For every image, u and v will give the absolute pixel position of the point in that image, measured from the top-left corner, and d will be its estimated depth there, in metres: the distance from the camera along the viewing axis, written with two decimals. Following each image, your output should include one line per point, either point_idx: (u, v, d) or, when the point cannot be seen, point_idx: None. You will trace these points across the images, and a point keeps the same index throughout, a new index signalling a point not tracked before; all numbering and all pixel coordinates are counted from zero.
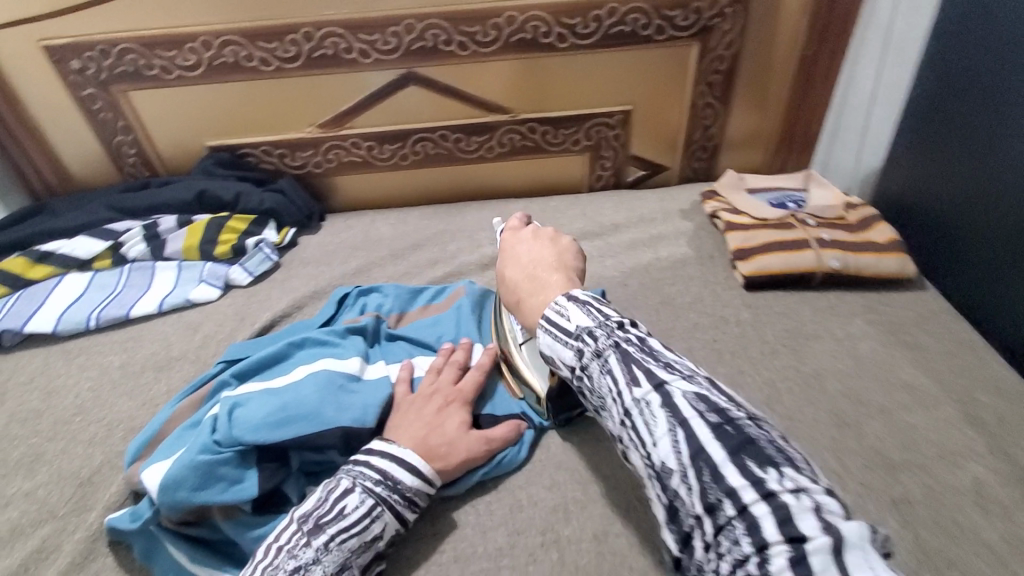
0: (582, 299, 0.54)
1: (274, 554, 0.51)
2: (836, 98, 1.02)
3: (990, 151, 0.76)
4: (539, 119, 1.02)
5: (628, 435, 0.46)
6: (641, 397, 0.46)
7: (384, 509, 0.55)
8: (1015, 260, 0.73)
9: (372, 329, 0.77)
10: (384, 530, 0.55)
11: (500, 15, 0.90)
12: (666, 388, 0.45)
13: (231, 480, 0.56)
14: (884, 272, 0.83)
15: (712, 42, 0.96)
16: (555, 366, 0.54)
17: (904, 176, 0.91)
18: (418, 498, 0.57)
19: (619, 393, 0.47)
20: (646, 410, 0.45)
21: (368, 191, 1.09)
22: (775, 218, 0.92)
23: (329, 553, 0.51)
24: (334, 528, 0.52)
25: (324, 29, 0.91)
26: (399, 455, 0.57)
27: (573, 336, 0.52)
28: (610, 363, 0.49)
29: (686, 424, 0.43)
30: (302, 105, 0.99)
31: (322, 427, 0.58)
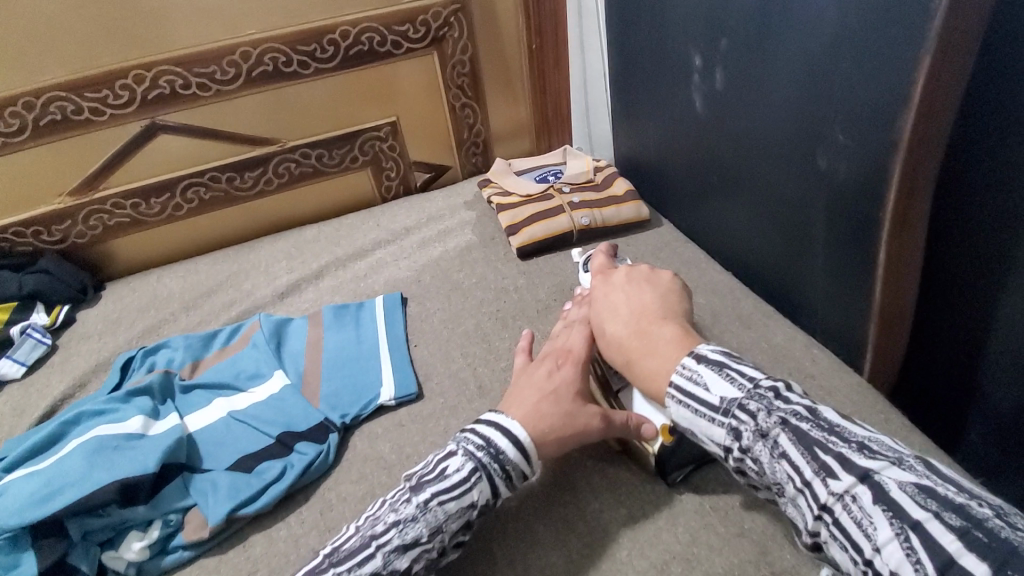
0: (720, 366, 0.53)
1: (381, 507, 0.55)
2: (575, 78, 1.19)
3: (681, 110, 0.86)
4: (309, 144, 1.05)
5: (831, 533, 0.43)
6: (842, 491, 0.43)
7: (481, 477, 0.55)
8: (728, 192, 0.83)
9: (160, 386, 0.76)
10: (480, 497, 0.55)
11: (234, 52, 0.92)
12: (874, 479, 0.42)
13: (5, 567, 0.56)
14: (624, 219, 0.97)
15: (448, 48, 1.05)
16: (709, 446, 0.52)
17: (632, 138, 1.03)
18: (515, 472, 0.56)
19: (804, 480, 0.45)
20: (854, 506, 0.42)
21: (151, 250, 1.06)
22: (538, 191, 1.04)
23: (428, 512, 0.53)
24: (434, 487, 0.54)
25: (45, 95, 0.87)
26: (508, 426, 0.58)
27: (722, 412, 0.51)
28: (781, 444, 0.47)
29: (917, 526, 0.39)
30: (44, 177, 0.93)
31: (95, 486, 0.60)
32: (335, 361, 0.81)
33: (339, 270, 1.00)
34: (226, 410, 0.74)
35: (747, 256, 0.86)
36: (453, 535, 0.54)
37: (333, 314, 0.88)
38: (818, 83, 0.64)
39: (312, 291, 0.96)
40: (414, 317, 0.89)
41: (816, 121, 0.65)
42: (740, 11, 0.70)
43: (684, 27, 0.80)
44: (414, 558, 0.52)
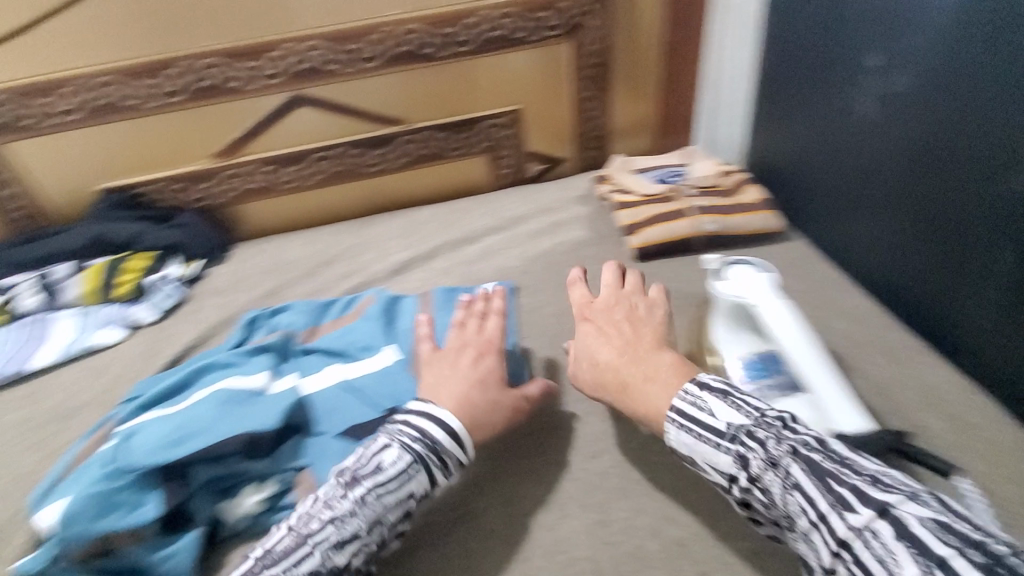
0: (723, 395, 0.51)
1: (313, 504, 0.53)
2: (711, 77, 1.11)
3: (826, 115, 0.83)
4: (434, 126, 1.06)
5: (851, 573, 0.39)
6: (862, 526, 0.39)
7: (420, 467, 0.56)
8: (867, 207, 0.79)
9: (280, 346, 0.79)
10: (417, 488, 0.56)
11: (378, 31, 0.95)
12: (892, 514, 0.38)
13: (131, 505, 0.58)
14: (754, 226, 0.91)
15: (584, 39, 1.03)
16: (712, 477, 0.49)
17: (768, 140, 0.99)
18: (451, 459, 0.58)
19: (817, 512, 0.41)
20: (875, 543, 0.38)
21: (276, 217, 1.11)
22: (658, 193, 0.99)
23: (365, 507, 0.53)
24: (371, 481, 0.54)
25: (206, 61, 0.92)
26: (431, 414, 0.59)
27: (728, 439, 0.48)
28: (793, 474, 0.43)
29: (945, 565, 0.35)
30: (193, 138, 0.99)
31: (223, 434, 0.62)
32: (444, 343, 0.80)
33: (449, 253, 1.00)
34: (339, 377, 0.75)
35: (878, 275, 0.80)
36: (394, 524, 0.54)
37: (443, 297, 0.88)
38: (983, 90, 0.60)
39: (422, 271, 0.97)
40: (523, 308, 0.87)
41: (979, 132, 0.61)
42: (909, 12, 0.67)
43: (844, 28, 0.77)
44: (355, 548, 0.52)
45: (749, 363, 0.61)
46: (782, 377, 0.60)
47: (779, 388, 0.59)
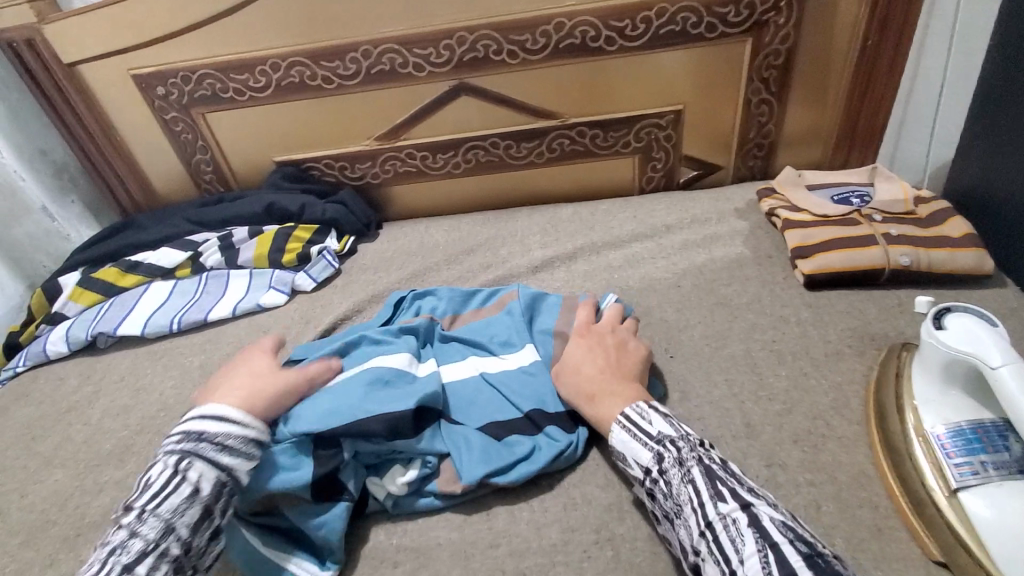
0: (644, 412, 0.60)
1: (143, 520, 0.51)
2: (903, 87, 0.96)
3: None
4: (588, 123, 1.03)
5: (710, 549, 0.49)
6: (727, 513, 0.50)
7: (191, 462, 0.54)
8: None
9: (424, 330, 0.79)
10: (203, 482, 0.54)
11: (550, 22, 0.93)
12: (753, 510, 0.49)
13: (288, 467, 0.60)
14: (960, 267, 0.79)
15: (766, 37, 0.94)
16: (630, 469, 0.58)
17: (976, 168, 0.85)
18: (231, 441, 0.56)
19: (701, 504, 0.51)
20: (732, 527, 0.49)
21: (424, 201, 1.14)
22: (838, 214, 0.88)
23: (147, 520, 0.51)
24: (148, 496, 0.53)
25: (382, 46, 0.95)
26: (228, 414, 0.57)
27: (654, 440, 0.57)
28: (693, 473, 0.53)
29: (776, 545, 0.47)
30: (360, 120, 1.04)
31: (381, 408, 0.63)
32: None
33: (593, 255, 0.96)
34: (480, 371, 0.74)
35: None
36: (193, 527, 0.53)
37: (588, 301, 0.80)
38: None
39: (564, 271, 0.94)
40: (672, 324, 0.81)
41: None
42: None
43: None
44: (162, 555, 0.51)
45: (960, 435, 0.56)
46: (1009, 455, 0.54)
47: (1004, 469, 0.53)
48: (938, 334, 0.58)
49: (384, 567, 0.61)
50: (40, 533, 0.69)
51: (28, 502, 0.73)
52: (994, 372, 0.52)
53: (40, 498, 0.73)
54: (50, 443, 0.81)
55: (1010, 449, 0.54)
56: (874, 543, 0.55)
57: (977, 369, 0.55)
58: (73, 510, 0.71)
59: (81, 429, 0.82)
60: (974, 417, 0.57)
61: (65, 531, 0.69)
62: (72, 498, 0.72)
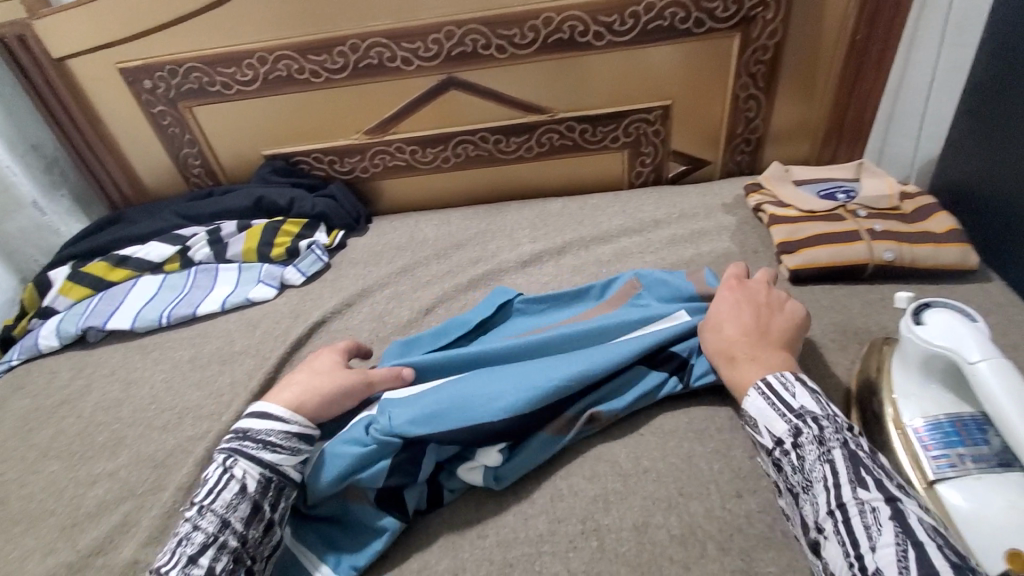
0: (787, 386, 0.56)
1: (200, 517, 0.54)
2: (891, 83, 0.97)
3: None
4: (577, 118, 1.03)
5: (836, 529, 0.48)
6: (866, 500, 0.47)
7: (237, 458, 0.57)
8: None
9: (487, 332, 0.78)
10: (249, 475, 0.56)
11: (538, 17, 0.92)
12: (897, 504, 0.47)
13: (369, 466, 0.59)
14: (943, 262, 0.80)
15: (754, 32, 0.94)
16: (760, 437, 0.56)
17: (966, 164, 0.85)
18: (274, 437, 0.58)
19: (837, 486, 0.49)
20: (870, 514, 0.46)
21: (414, 194, 1.14)
22: (824, 209, 0.89)
23: (204, 516, 0.53)
24: (202, 495, 0.55)
25: (370, 40, 0.95)
26: (268, 410, 0.60)
27: (794, 414, 0.55)
28: (834, 454, 0.51)
29: (920, 544, 0.44)
30: (348, 114, 1.04)
31: (492, 407, 0.61)
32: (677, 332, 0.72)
33: (582, 250, 0.97)
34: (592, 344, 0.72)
35: None
36: (245, 522, 0.54)
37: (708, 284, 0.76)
38: None
39: (553, 266, 0.95)
40: None
41: None
42: None
43: None
44: (220, 548, 0.52)
45: (938, 428, 0.57)
46: (987, 448, 0.55)
47: (982, 462, 0.54)
48: (918, 330, 0.59)
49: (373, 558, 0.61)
50: (34, 524, 0.69)
51: (21, 494, 0.73)
52: (974, 367, 0.53)
53: (35, 489, 0.73)
54: (43, 436, 0.81)
55: (989, 443, 0.55)
56: None
57: (956, 364, 0.56)
58: (68, 502, 0.71)
59: (74, 422, 0.82)
60: (953, 412, 0.58)
61: (59, 522, 0.69)
62: (65, 490, 0.72)
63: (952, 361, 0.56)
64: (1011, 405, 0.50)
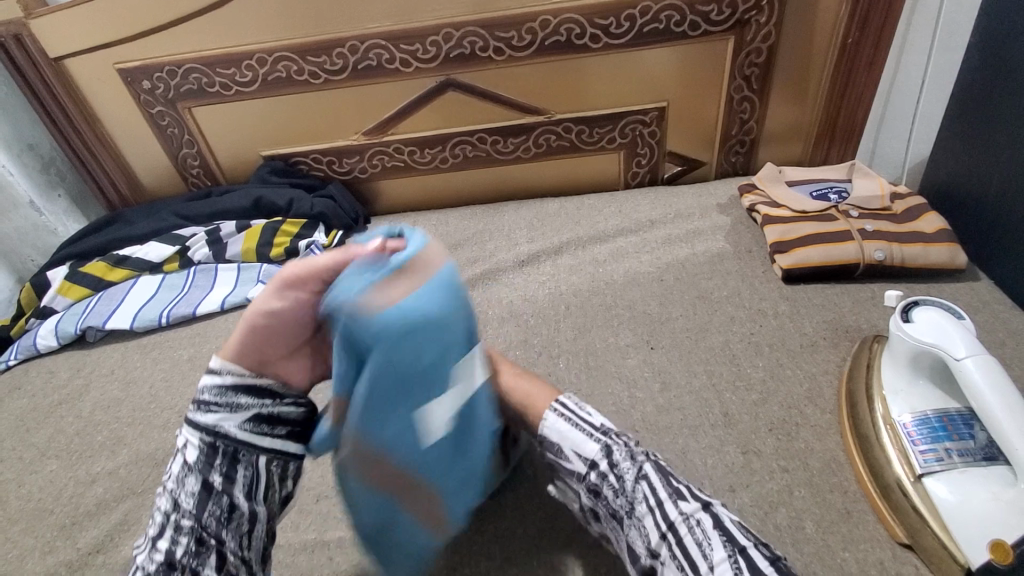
0: (581, 406, 0.56)
1: (161, 499, 0.51)
2: (884, 85, 0.98)
3: None
4: (574, 119, 1.04)
5: (671, 553, 0.47)
6: (689, 513, 0.48)
7: (183, 431, 0.51)
8: None
9: None
10: (192, 446, 0.50)
11: (535, 19, 0.94)
12: (712, 510, 0.48)
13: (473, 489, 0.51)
14: (933, 262, 0.82)
15: (749, 35, 0.96)
16: (571, 465, 0.53)
17: (954, 165, 0.87)
18: (210, 402, 0.51)
19: (660, 505, 0.49)
20: (697, 528, 0.47)
21: (412, 194, 1.15)
22: (816, 209, 0.91)
23: (163, 497, 0.51)
24: (164, 476, 0.52)
25: (369, 42, 0.96)
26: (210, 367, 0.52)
27: (598, 431, 0.54)
28: (646, 469, 0.51)
29: (745, 549, 0.45)
30: (347, 115, 1.04)
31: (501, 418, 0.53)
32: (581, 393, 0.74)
33: (578, 249, 0.98)
34: None
35: None
36: (194, 497, 0.50)
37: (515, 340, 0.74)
38: None
39: (549, 265, 0.96)
40: (654, 317, 0.83)
41: None
42: None
43: None
44: (176, 528, 0.49)
45: (926, 423, 0.59)
46: (974, 443, 0.56)
47: (968, 456, 0.56)
48: (906, 328, 0.60)
49: None
50: (35, 523, 0.70)
51: (23, 492, 0.74)
52: (960, 363, 0.55)
53: (36, 487, 0.74)
54: (43, 435, 0.81)
55: (975, 437, 0.56)
56: (843, 526, 0.57)
57: (942, 360, 0.58)
58: (68, 500, 0.71)
59: (74, 421, 0.82)
60: (940, 407, 0.60)
61: (60, 520, 0.69)
62: (66, 488, 0.73)
63: (939, 357, 0.58)
64: (997, 399, 0.52)
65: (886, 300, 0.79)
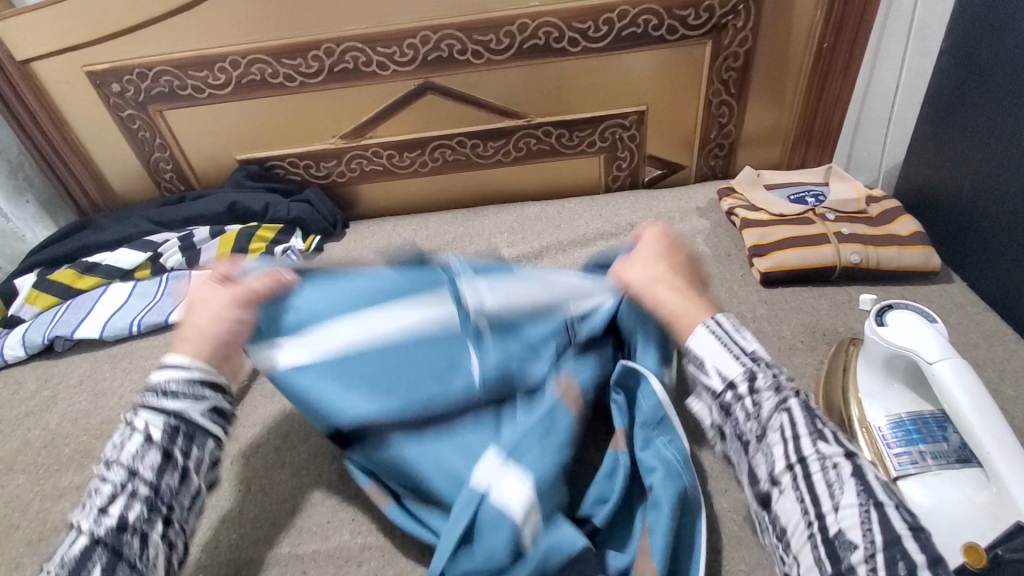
0: (738, 329, 0.52)
1: (99, 478, 0.49)
2: (859, 88, 0.99)
3: (1010, 149, 0.73)
4: (554, 123, 1.04)
5: (793, 484, 0.44)
6: (827, 454, 0.43)
7: (140, 413, 0.51)
8: None
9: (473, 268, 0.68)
10: (150, 428, 0.50)
11: (513, 23, 0.93)
12: (856, 462, 0.43)
13: None
14: (908, 264, 0.83)
15: (726, 40, 0.96)
16: (709, 380, 0.50)
17: (928, 168, 0.88)
18: (179, 388, 0.52)
19: (797, 438, 0.44)
20: (832, 470, 0.43)
21: (391, 198, 1.14)
22: (794, 213, 0.92)
23: (109, 472, 0.49)
24: (108, 455, 0.50)
25: (345, 44, 0.94)
26: (165, 361, 0.54)
27: (748, 357, 0.49)
28: (792, 403, 0.46)
29: (881, 505, 0.40)
30: (325, 118, 1.03)
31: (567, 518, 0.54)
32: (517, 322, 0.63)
33: (559, 253, 0.97)
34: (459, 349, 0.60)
35: None
36: (157, 470, 0.49)
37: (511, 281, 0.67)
38: None
39: None
40: None
41: None
42: None
43: None
44: (132, 496, 0.47)
45: (901, 426, 0.59)
46: (946, 445, 0.57)
47: (942, 458, 0.56)
48: (880, 331, 0.61)
49: (349, 566, 0.59)
50: None
51: None
52: (932, 366, 0.55)
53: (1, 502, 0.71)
54: (8, 448, 0.78)
55: (948, 439, 0.57)
56: None
57: (915, 363, 0.58)
58: (34, 516, 0.69)
59: (40, 434, 0.79)
60: (915, 409, 0.60)
61: (26, 536, 0.67)
62: (31, 504, 0.70)
63: (912, 360, 0.58)
64: (969, 401, 0.52)
65: (863, 304, 0.81)
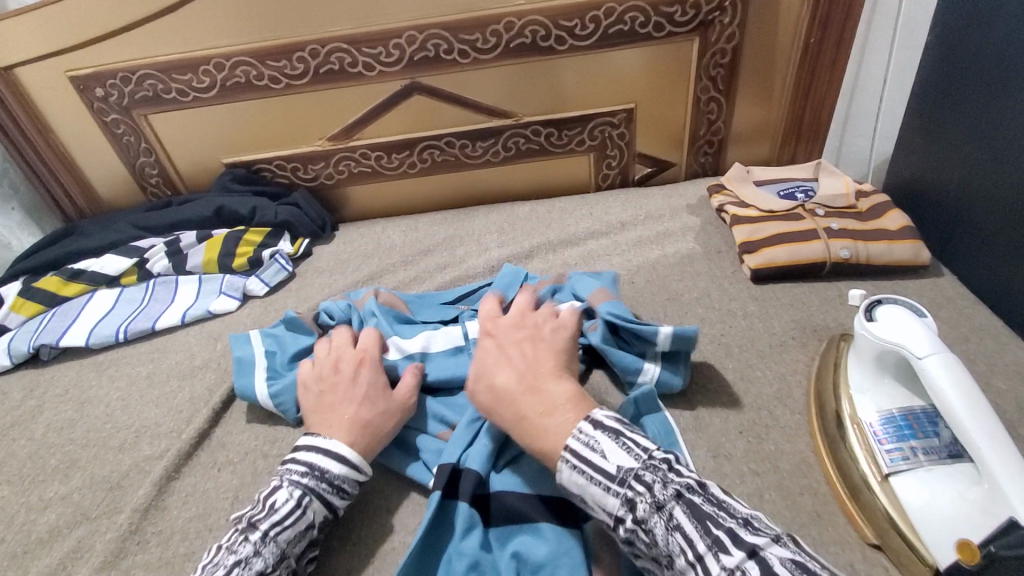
0: (597, 439, 0.48)
1: (249, 546, 0.51)
2: (846, 83, 0.99)
3: (998, 141, 0.73)
4: (542, 122, 1.04)
5: None
6: (733, 564, 0.39)
7: (312, 498, 0.56)
8: None
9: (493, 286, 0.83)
10: (314, 517, 0.56)
11: (500, 22, 0.92)
12: (760, 556, 0.39)
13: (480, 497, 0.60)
14: (897, 259, 0.82)
15: (712, 36, 0.96)
16: (599, 515, 0.47)
17: (915, 162, 0.88)
18: (347, 486, 0.58)
19: (694, 555, 0.40)
20: None
21: (380, 200, 1.13)
22: (783, 209, 0.91)
23: (265, 546, 0.52)
24: (266, 523, 0.53)
25: (331, 45, 0.94)
26: (344, 453, 0.59)
27: (617, 481, 0.45)
28: (676, 516, 0.42)
29: None
30: (312, 120, 1.02)
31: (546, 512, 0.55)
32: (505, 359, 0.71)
33: (549, 253, 0.96)
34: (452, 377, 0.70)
35: None
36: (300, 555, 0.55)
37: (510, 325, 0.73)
38: None
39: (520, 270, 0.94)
40: None
41: None
42: None
43: None
44: None
45: (892, 422, 0.59)
46: (938, 440, 0.56)
47: (933, 453, 0.56)
48: (869, 327, 0.60)
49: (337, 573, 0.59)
50: None
51: None
52: (921, 362, 0.55)
53: None
54: None
55: (939, 435, 0.57)
56: (813, 528, 0.57)
57: (905, 359, 0.58)
58: (19, 528, 0.68)
59: (25, 445, 0.78)
60: (905, 405, 0.60)
61: (11, 549, 0.66)
62: (16, 517, 0.69)
63: (902, 356, 0.57)
64: (957, 396, 0.52)
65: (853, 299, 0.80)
